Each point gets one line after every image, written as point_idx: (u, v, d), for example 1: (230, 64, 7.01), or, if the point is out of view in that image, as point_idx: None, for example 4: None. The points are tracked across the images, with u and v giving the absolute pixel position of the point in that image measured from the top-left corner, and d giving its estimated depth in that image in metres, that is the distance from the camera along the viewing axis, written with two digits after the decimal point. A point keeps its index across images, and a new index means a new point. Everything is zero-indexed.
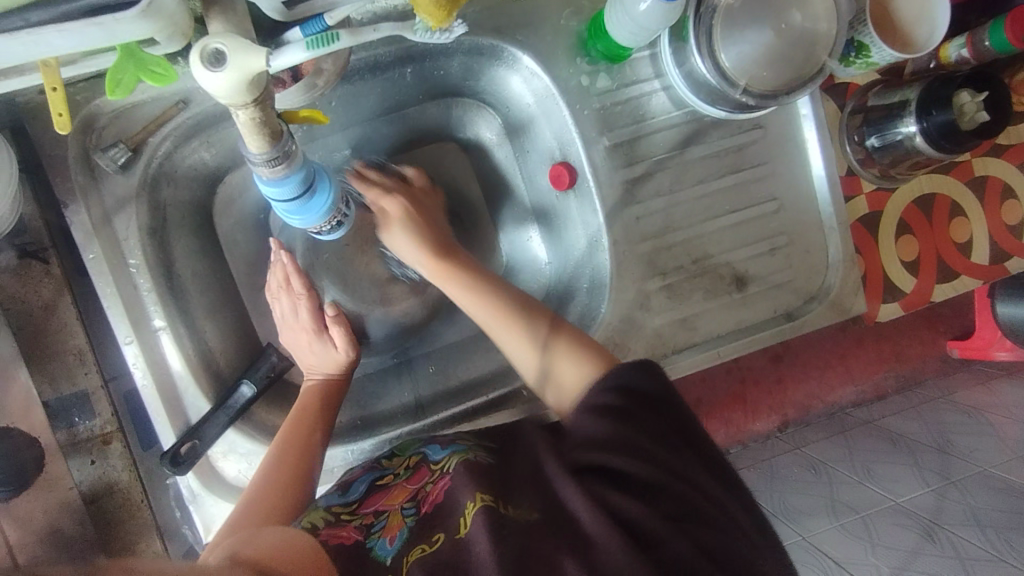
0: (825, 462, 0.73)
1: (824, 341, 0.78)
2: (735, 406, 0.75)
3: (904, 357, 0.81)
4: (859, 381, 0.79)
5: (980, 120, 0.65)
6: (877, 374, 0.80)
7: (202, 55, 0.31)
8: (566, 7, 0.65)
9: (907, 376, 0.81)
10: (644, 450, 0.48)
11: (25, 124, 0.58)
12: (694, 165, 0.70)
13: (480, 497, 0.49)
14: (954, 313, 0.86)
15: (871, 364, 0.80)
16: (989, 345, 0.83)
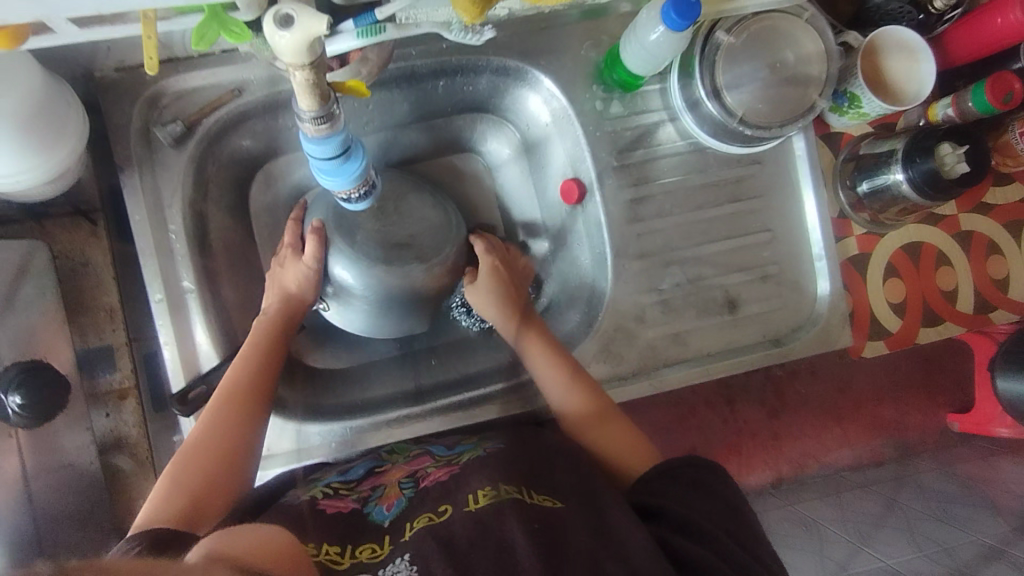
0: (817, 520, 0.76)
1: (821, 402, 0.79)
2: (731, 459, 0.75)
3: (902, 425, 0.80)
4: (857, 445, 0.79)
5: (958, 172, 0.70)
6: (875, 440, 0.79)
7: (274, 18, 0.37)
8: (586, 39, 0.72)
9: (907, 445, 0.80)
10: (705, 502, 0.54)
11: (99, 96, 0.66)
12: (695, 192, 0.75)
13: (505, 489, 0.53)
14: (955, 385, 0.82)
15: (868, 429, 0.79)
16: (989, 421, 0.78)
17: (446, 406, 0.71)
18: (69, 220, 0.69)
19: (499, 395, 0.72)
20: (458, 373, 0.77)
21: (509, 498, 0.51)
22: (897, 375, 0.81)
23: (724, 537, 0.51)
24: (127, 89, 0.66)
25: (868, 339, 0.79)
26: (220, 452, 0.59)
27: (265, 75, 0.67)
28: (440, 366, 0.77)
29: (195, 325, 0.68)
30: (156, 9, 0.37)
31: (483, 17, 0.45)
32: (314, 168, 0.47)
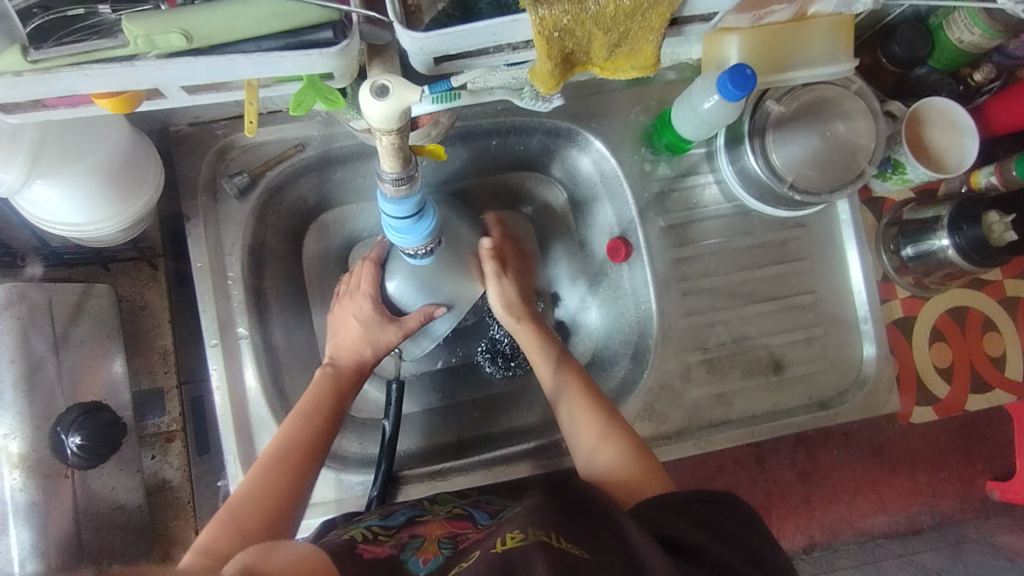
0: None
1: (856, 464, 0.78)
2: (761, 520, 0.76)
3: (939, 493, 0.80)
4: (892, 511, 0.79)
5: (1007, 239, 0.70)
6: (910, 507, 0.79)
7: (369, 88, 0.39)
8: (636, 104, 0.75)
9: (944, 514, 0.80)
10: (715, 526, 0.50)
11: (172, 148, 0.69)
12: (740, 253, 0.76)
13: (533, 531, 0.48)
14: (992, 451, 0.82)
15: (904, 495, 0.79)
16: None
17: (489, 459, 0.71)
18: (133, 265, 0.72)
19: (543, 451, 0.71)
20: (500, 426, 0.76)
21: (534, 539, 0.46)
22: (935, 443, 0.80)
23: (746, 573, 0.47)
24: (199, 142, 0.69)
25: (916, 404, 0.78)
26: (271, 500, 0.57)
27: (327, 131, 0.70)
28: (482, 419, 0.77)
29: (247, 372, 0.69)
30: (259, 79, 0.40)
31: (558, 88, 0.46)
32: (386, 226, 0.49)
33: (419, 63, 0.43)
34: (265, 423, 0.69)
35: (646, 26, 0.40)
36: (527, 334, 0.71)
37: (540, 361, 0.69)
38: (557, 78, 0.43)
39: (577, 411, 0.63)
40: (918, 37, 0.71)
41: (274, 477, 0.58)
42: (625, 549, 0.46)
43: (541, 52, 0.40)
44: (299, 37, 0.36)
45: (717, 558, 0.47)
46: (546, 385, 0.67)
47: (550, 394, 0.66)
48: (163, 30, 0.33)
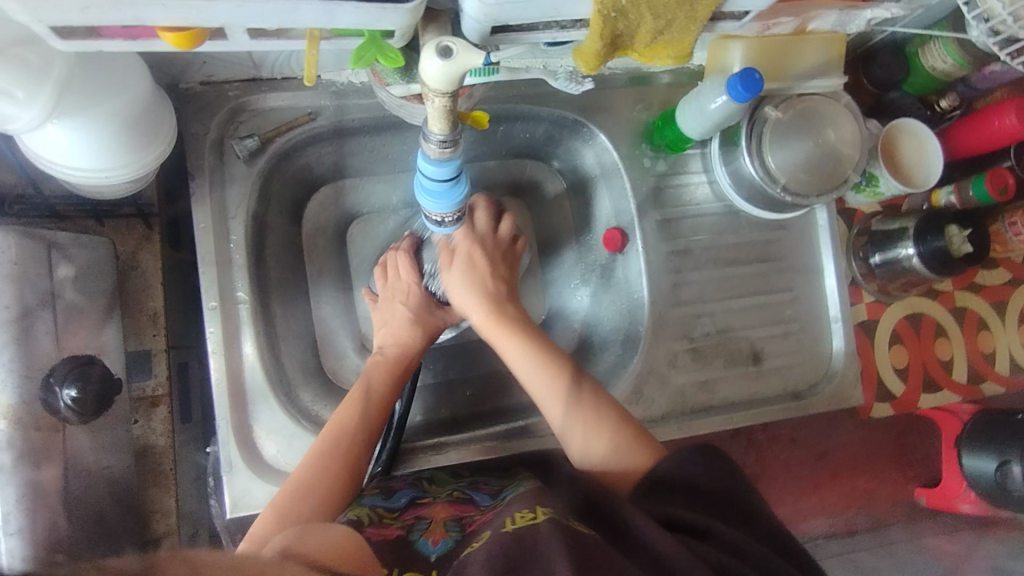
0: None
1: (800, 468, 0.86)
2: None
3: (875, 498, 0.88)
4: (832, 515, 0.87)
5: (964, 251, 0.78)
6: (848, 511, 0.87)
7: (433, 48, 0.40)
8: (639, 103, 0.78)
9: (879, 517, 0.89)
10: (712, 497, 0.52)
11: (179, 105, 0.67)
12: (727, 250, 0.81)
13: (542, 510, 0.49)
14: (923, 459, 0.90)
15: (844, 499, 0.87)
16: (954, 496, 0.85)
17: (484, 436, 0.72)
18: (127, 223, 0.70)
19: (537, 429, 0.73)
20: (491, 405, 0.78)
21: (545, 518, 0.47)
22: (875, 448, 0.88)
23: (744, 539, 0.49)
24: (208, 101, 0.68)
25: (876, 400, 0.86)
26: (328, 479, 0.59)
27: (341, 102, 0.70)
28: (476, 398, 0.78)
29: (244, 336, 0.68)
30: (321, 30, 0.41)
31: (598, 70, 0.48)
32: (421, 190, 0.50)
33: (471, 32, 0.45)
34: (260, 389, 0.68)
35: (692, 16, 0.44)
36: (494, 319, 0.70)
37: (548, 390, 0.65)
38: (600, 57, 0.45)
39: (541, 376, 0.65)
40: (896, 63, 0.78)
41: (333, 463, 0.60)
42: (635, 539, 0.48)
43: (595, 30, 0.43)
44: None
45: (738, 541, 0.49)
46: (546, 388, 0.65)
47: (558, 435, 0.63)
48: None
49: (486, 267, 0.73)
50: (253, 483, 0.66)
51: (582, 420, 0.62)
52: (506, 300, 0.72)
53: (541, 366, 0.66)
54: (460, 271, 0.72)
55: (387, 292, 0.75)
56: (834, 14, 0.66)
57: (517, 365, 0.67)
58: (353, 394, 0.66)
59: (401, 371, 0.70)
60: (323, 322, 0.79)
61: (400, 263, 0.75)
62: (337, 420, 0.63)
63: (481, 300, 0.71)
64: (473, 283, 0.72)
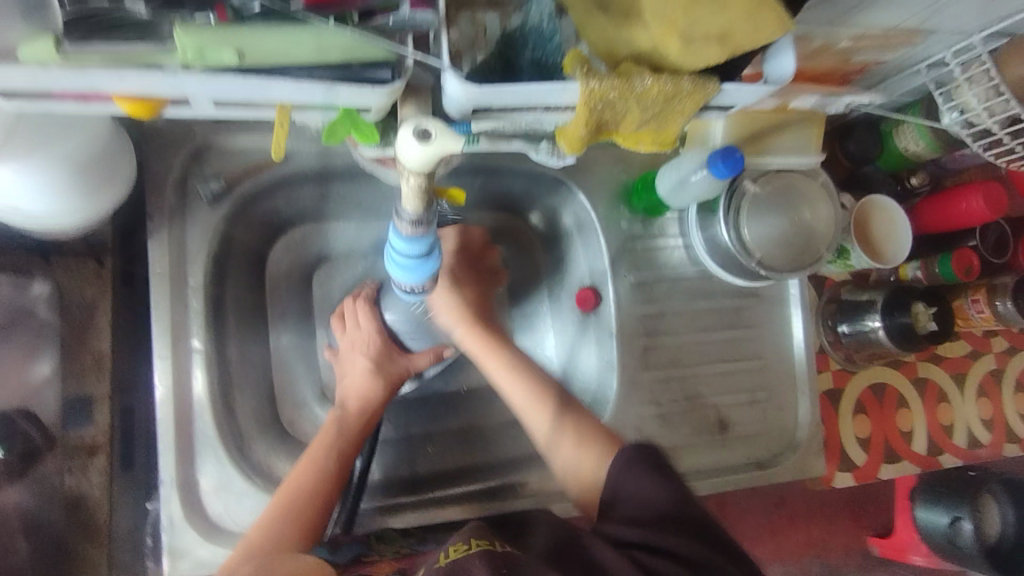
0: None
1: (759, 514, 0.89)
2: None
3: (828, 545, 0.91)
4: (786, 560, 0.89)
5: (930, 328, 0.80)
6: (801, 558, 0.89)
7: (412, 131, 0.39)
8: (619, 164, 0.78)
9: (831, 564, 0.91)
10: (671, 507, 0.51)
11: (142, 142, 0.64)
12: (700, 315, 0.81)
13: (477, 542, 0.48)
14: (877, 508, 0.93)
15: (798, 546, 0.89)
16: (907, 547, 0.92)
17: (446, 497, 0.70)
18: (76, 259, 0.66)
19: (500, 492, 0.71)
20: (453, 464, 0.75)
21: (480, 550, 0.46)
22: (829, 498, 0.91)
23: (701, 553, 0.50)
24: (173, 138, 0.65)
25: (838, 470, 0.86)
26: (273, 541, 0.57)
27: (315, 147, 0.68)
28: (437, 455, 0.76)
29: (196, 387, 0.65)
30: (292, 103, 0.39)
31: (581, 151, 0.47)
32: (392, 262, 0.48)
33: (452, 107, 0.43)
34: (209, 442, 0.64)
35: (679, 110, 0.43)
36: (476, 339, 0.70)
37: (530, 405, 0.66)
38: (583, 142, 0.44)
39: (530, 410, 0.66)
40: (870, 140, 0.80)
41: (290, 528, 0.58)
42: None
43: (580, 118, 0.42)
44: (354, 74, 0.36)
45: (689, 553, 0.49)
46: (541, 431, 0.65)
47: (544, 449, 0.65)
48: (217, 46, 0.32)
49: (467, 284, 0.73)
50: (194, 544, 0.62)
51: (570, 431, 0.63)
52: (486, 317, 0.72)
53: (524, 383, 0.67)
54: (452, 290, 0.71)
55: (347, 339, 0.72)
56: (814, 96, 0.66)
57: (505, 386, 0.68)
58: (310, 455, 0.64)
59: (362, 424, 0.68)
60: (282, 369, 0.76)
61: (360, 311, 0.72)
62: (295, 480, 0.61)
63: (466, 321, 0.70)
64: (463, 288, 0.72)
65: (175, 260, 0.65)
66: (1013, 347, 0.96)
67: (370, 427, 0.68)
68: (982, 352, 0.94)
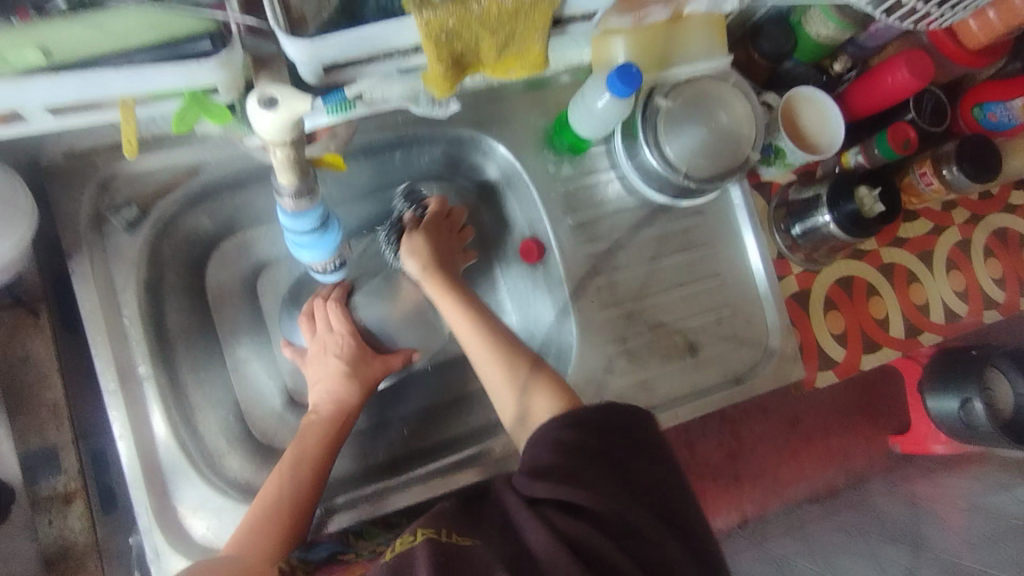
0: (788, 559, 0.82)
1: (775, 438, 0.86)
2: (696, 501, 0.82)
3: (851, 454, 0.88)
4: (812, 478, 0.86)
5: (877, 210, 0.78)
6: (827, 472, 0.86)
7: (259, 99, 0.38)
8: (535, 109, 0.77)
9: (857, 473, 0.88)
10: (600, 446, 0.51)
11: (46, 184, 0.64)
12: (649, 243, 0.80)
13: (422, 531, 0.47)
14: (893, 409, 0.89)
15: (822, 461, 0.87)
16: (925, 439, 0.86)
17: (426, 472, 0.69)
18: (10, 314, 0.65)
19: (476, 459, 0.70)
20: (431, 441, 0.75)
21: (422, 540, 0.45)
22: (842, 407, 0.88)
23: (635, 513, 0.47)
24: (76, 174, 0.64)
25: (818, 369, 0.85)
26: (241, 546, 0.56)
27: (220, 154, 0.67)
28: (414, 435, 0.76)
29: (154, 416, 0.64)
30: (135, 98, 0.38)
31: (454, 90, 0.46)
32: (293, 240, 0.48)
33: (309, 73, 0.43)
34: (178, 465, 0.64)
35: (532, 24, 0.42)
36: (437, 288, 0.69)
37: (497, 373, 0.63)
38: (449, 81, 0.43)
39: (495, 372, 0.64)
40: (782, 34, 0.78)
41: (262, 539, 0.57)
42: (530, 557, 0.45)
43: (432, 55, 0.41)
44: (185, 53, 0.36)
45: (615, 514, 0.47)
46: (510, 411, 0.63)
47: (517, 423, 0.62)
48: (16, 45, 0.32)
49: (437, 249, 0.71)
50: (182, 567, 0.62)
51: (538, 387, 0.61)
52: (447, 262, 0.71)
53: (481, 342, 0.65)
54: (421, 236, 0.71)
55: (315, 342, 0.71)
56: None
57: (459, 332, 0.66)
58: (281, 468, 0.61)
59: (341, 431, 0.66)
60: (245, 382, 0.75)
61: (331, 314, 0.72)
62: (270, 495, 0.59)
63: (427, 271, 0.69)
64: (433, 255, 0.71)
65: (102, 293, 0.64)
66: (975, 214, 0.94)
67: (346, 422, 0.67)
68: (945, 226, 0.92)
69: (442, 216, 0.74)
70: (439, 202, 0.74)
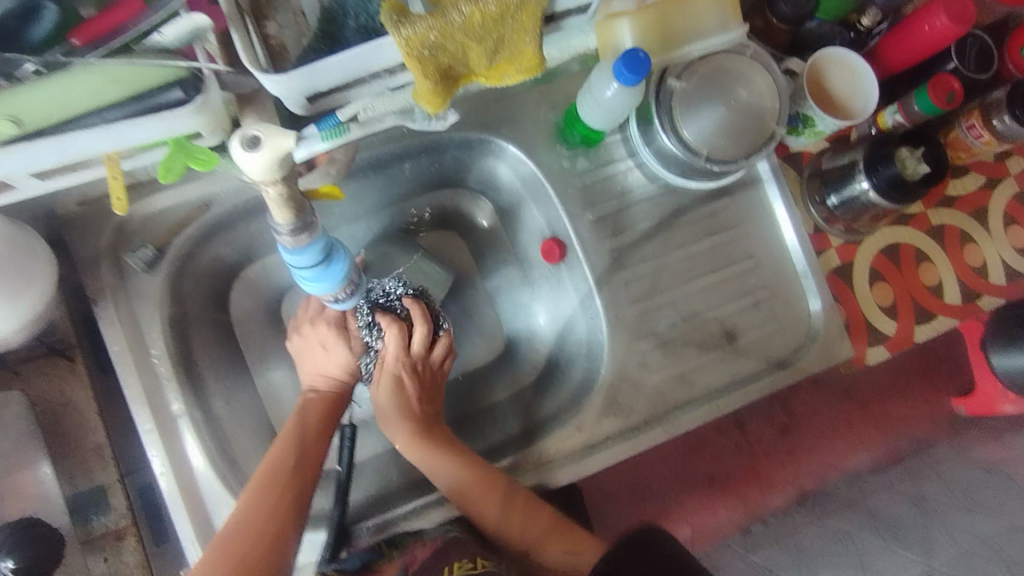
0: (851, 531, 0.75)
1: (829, 412, 0.81)
2: (752, 481, 0.80)
3: (909, 421, 0.83)
4: (870, 447, 0.82)
5: (921, 172, 0.71)
6: (885, 441, 0.82)
7: (241, 139, 0.37)
8: (543, 103, 0.73)
9: (919, 438, 0.83)
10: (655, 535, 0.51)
11: (65, 232, 0.64)
12: (674, 231, 0.77)
13: None
14: (952, 370, 0.84)
15: (881, 431, 0.82)
16: (993, 398, 0.80)
17: None
18: (45, 361, 0.66)
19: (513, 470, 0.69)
20: (468, 452, 0.74)
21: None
22: (895, 371, 0.83)
23: None
24: (93, 221, 0.65)
25: (868, 346, 0.79)
26: (259, 523, 0.56)
27: (230, 185, 0.66)
28: None
29: (191, 450, 0.65)
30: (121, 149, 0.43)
31: (447, 104, 0.44)
32: (298, 277, 0.48)
33: (293, 102, 0.44)
34: (219, 498, 0.65)
35: (521, 26, 0.39)
36: (422, 457, 0.66)
37: (485, 504, 0.62)
38: (441, 97, 0.42)
39: (485, 507, 0.62)
40: None
41: (266, 505, 0.58)
42: None
43: (416, 74, 0.39)
44: (161, 103, 0.40)
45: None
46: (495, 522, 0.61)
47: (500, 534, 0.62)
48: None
49: (412, 402, 0.68)
50: None
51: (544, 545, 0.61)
52: (433, 421, 0.69)
53: (473, 504, 0.62)
54: (388, 390, 0.68)
55: (307, 364, 0.69)
56: None
57: (435, 478, 0.64)
58: (291, 430, 0.64)
59: (319, 438, 0.65)
60: (280, 407, 0.76)
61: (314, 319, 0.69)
62: (239, 521, 0.56)
63: (409, 435, 0.67)
64: (400, 414, 0.67)
65: (128, 334, 0.65)
66: None
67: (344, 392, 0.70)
68: (1000, 178, 0.85)
69: (425, 357, 0.70)
70: (399, 323, 0.69)
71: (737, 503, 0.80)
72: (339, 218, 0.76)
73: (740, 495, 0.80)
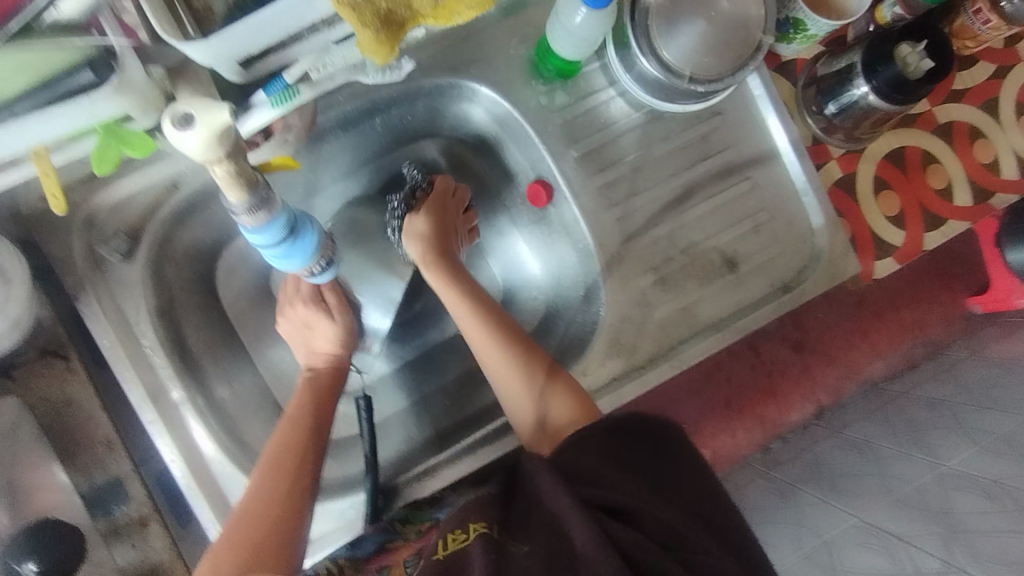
0: (870, 440, 0.69)
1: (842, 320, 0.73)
2: (767, 401, 0.70)
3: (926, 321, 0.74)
4: (888, 355, 0.73)
5: (924, 68, 0.65)
6: (903, 346, 0.73)
7: (172, 119, 0.36)
8: (512, 36, 0.69)
9: (937, 340, 0.74)
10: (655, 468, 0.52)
11: (34, 231, 0.63)
12: (663, 160, 0.73)
13: (475, 527, 0.49)
14: (967, 267, 0.76)
15: (895, 334, 0.73)
16: (1009, 293, 0.71)
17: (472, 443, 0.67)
18: (41, 363, 0.66)
19: None
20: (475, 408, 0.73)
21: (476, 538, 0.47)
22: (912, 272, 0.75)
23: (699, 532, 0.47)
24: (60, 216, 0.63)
25: (876, 260, 0.75)
26: (268, 504, 0.56)
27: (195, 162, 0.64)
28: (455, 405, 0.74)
29: (198, 434, 0.65)
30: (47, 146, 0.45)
31: (396, 51, 0.42)
32: (266, 255, 0.47)
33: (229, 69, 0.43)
34: (232, 477, 0.65)
35: None
36: (438, 274, 0.67)
37: (514, 380, 0.63)
38: (387, 44, 0.39)
39: (514, 384, 0.63)
40: None
41: (273, 488, 0.57)
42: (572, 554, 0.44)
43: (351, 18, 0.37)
44: (75, 89, 0.41)
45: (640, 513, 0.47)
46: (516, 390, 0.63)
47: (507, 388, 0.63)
48: None
49: (439, 230, 0.69)
50: None
51: (556, 386, 0.62)
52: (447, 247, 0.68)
53: (492, 338, 0.64)
54: (426, 216, 0.68)
55: (298, 341, 0.68)
56: None
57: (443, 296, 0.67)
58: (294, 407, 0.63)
59: (320, 412, 0.63)
60: (283, 382, 0.76)
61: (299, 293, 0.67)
62: (246, 508, 0.56)
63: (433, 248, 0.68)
64: (437, 229, 0.68)
65: (116, 326, 0.63)
66: None
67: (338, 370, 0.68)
68: (1011, 65, 0.79)
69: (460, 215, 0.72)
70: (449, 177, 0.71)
71: (756, 424, 0.69)
72: (315, 184, 0.73)
73: (759, 416, 0.69)
